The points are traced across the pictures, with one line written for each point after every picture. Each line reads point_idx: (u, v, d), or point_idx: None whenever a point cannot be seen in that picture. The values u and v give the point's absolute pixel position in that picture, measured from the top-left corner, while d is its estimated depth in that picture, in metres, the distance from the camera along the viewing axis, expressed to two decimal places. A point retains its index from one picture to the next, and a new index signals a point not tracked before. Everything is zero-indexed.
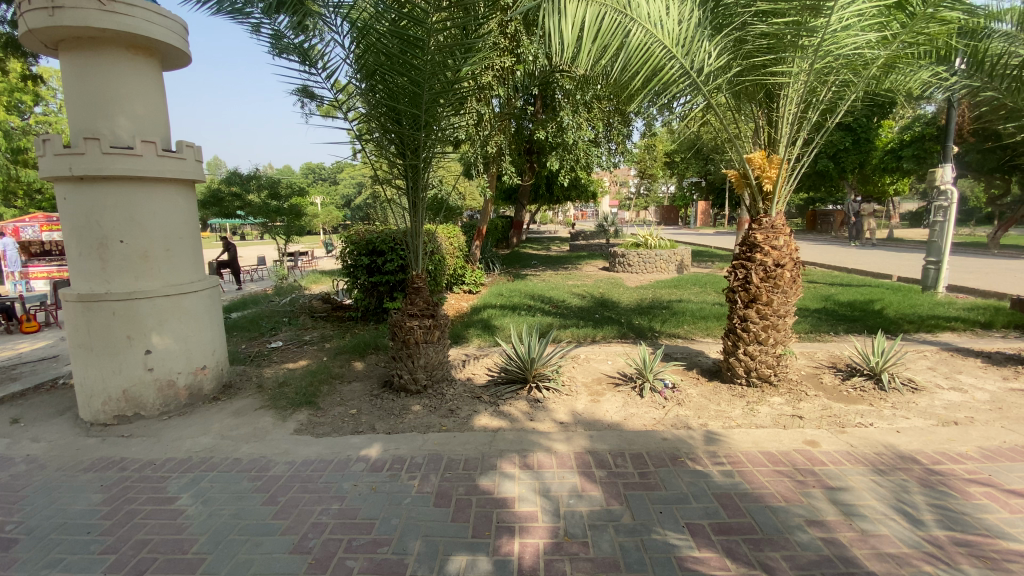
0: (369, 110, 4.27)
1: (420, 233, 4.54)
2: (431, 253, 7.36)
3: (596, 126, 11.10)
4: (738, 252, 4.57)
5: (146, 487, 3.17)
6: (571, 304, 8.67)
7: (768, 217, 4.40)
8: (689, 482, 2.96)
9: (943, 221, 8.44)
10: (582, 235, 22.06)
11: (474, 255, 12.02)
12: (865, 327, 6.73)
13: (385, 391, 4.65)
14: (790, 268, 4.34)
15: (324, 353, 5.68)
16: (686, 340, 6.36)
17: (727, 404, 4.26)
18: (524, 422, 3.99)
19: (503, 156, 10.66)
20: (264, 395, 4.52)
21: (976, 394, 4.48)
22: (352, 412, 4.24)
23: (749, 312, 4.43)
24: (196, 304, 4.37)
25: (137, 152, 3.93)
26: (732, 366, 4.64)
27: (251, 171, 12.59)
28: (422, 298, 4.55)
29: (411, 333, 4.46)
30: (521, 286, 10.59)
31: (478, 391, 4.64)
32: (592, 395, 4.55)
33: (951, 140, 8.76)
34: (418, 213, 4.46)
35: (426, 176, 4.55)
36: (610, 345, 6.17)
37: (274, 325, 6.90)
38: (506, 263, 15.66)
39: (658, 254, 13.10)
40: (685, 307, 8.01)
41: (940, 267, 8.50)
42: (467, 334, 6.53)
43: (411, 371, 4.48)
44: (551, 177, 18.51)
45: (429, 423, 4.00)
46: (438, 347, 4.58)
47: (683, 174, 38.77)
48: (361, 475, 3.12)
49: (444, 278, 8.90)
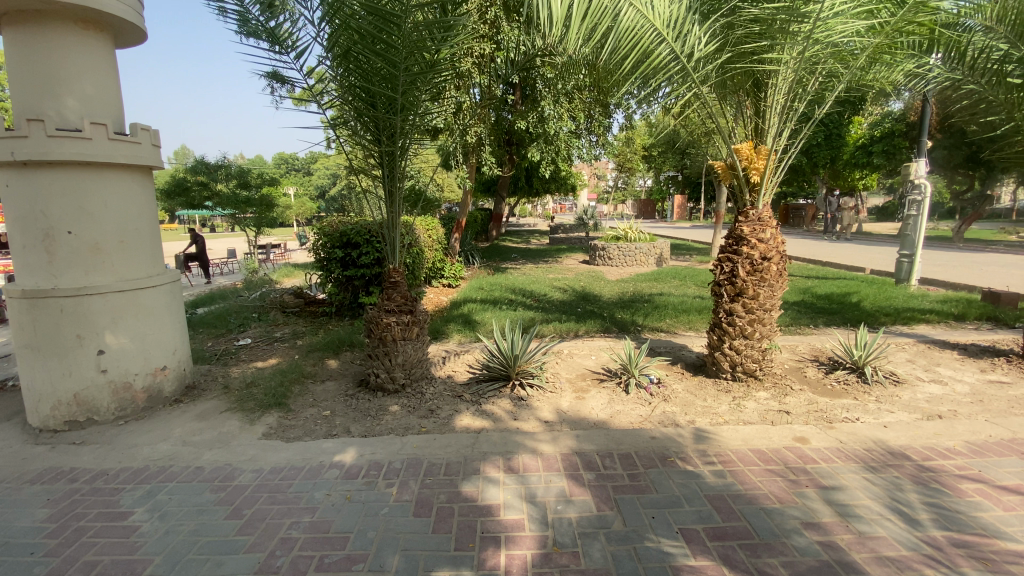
0: (342, 93, 4.01)
1: (397, 224, 4.31)
2: (409, 246, 7.11)
3: (577, 117, 10.96)
4: (724, 245, 4.49)
5: (97, 500, 2.90)
6: (552, 298, 8.53)
7: (755, 209, 4.31)
8: (681, 483, 2.84)
9: (917, 215, 8.51)
10: (562, 228, 21.98)
11: (453, 248, 11.79)
12: (844, 320, 6.78)
13: (360, 391, 4.43)
14: (776, 261, 4.28)
15: (296, 351, 5.41)
16: (669, 334, 6.30)
17: (713, 400, 4.18)
18: (508, 422, 3.83)
19: (483, 146, 10.43)
20: (231, 397, 4.25)
21: (956, 387, 4.52)
22: (326, 413, 4.02)
23: (735, 306, 4.35)
24: (154, 300, 4.06)
25: (86, 135, 3.59)
26: (718, 361, 4.56)
27: (218, 160, 12.06)
28: (399, 293, 4.33)
29: (388, 329, 4.25)
30: (501, 280, 10.41)
31: (459, 389, 4.46)
32: (576, 392, 4.42)
33: (925, 133, 8.81)
34: (395, 203, 4.22)
35: (403, 164, 4.31)
36: (594, 340, 6.06)
37: (242, 321, 6.57)
38: (486, 257, 15.44)
39: (638, 247, 13.08)
40: (666, 300, 7.96)
41: (913, 260, 8.65)
42: (447, 329, 6.33)
43: (388, 369, 4.28)
44: (531, 169, 18.34)
45: (408, 424, 3.81)
46: (417, 344, 4.38)
47: (661, 167, 39.04)
48: (335, 483, 2.92)
49: (422, 271, 8.66)
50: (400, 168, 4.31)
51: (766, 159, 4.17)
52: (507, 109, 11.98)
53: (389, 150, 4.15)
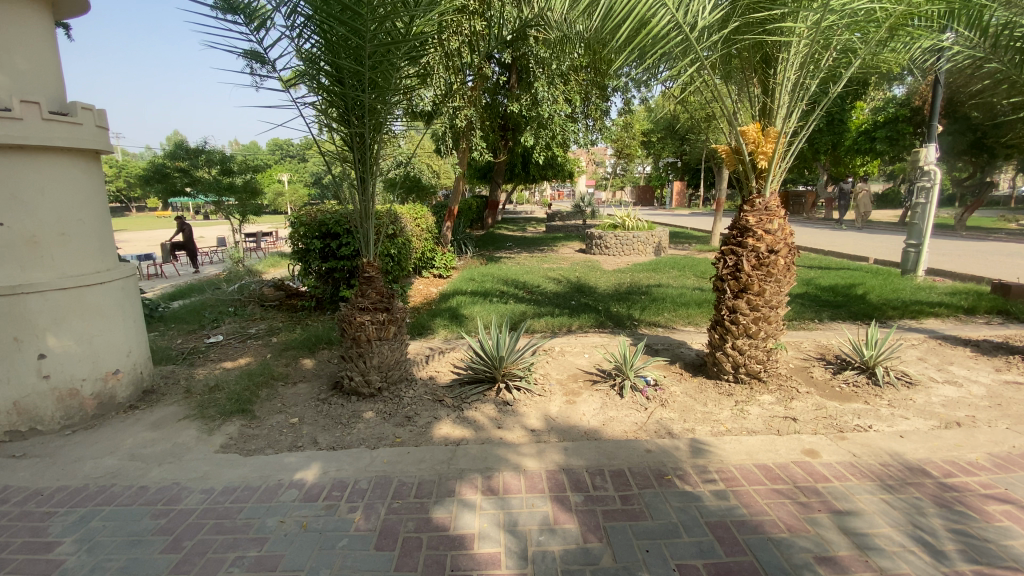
0: (307, 67, 3.61)
1: (370, 214, 3.92)
2: (394, 236, 6.74)
3: (573, 100, 10.54)
4: (728, 237, 4.15)
5: (22, 528, 2.58)
6: (546, 290, 8.19)
7: (762, 198, 3.95)
8: (678, 508, 2.53)
9: (925, 203, 8.19)
10: (559, 216, 21.59)
11: (445, 237, 11.42)
12: (850, 313, 6.46)
13: (334, 395, 4.10)
14: (784, 254, 3.94)
15: (269, 350, 5.08)
16: (667, 330, 5.98)
17: (714, 405, 3.87)
18: (490, 431, 3.51)
19: (473, 131, 10.01)
20: (191, 403, 3.93)
21: (972, 389, 4.21)
22: (293, 422, 3.70)
23: (739, 303, 4.03)
24: (104, 297, 3.71)
25: (15, 116, 3.20)
26: (719, 362, 4.25)
27: (199, 145, 11.61)
28: (375, 289, 3.99)
29: (362, 329, 3.91)
30: (494, 270, 10.05)
31: (440, 392, 4.14)
32: (567, 396, 4.10)
33: (935, 117, 8.40)
34: (367, 191, 3.83)
35: (377, 148, 3.92)
36: (588, 336, 5.73)
37: (217, 316, 6.23)
38: (480, 246, 15.06)
39: (636, 236, 12.71)
40: (664, 292, 7.63)
41: (921, 250, 8.30)
42: (433, 325, 6.00)
43: (363, 372, 3.95)
44: (527, 155, 17.86)
45: (382, 434, 3.49)
46: (395, 345, 4.05)
47: (660, 153, 38.45)
48: (291, 508, 2.60)
49: (410, 262, 8.31)
50: (373, 152, 3.92)
51: (775, 142, 3.80)
52: (500, 93, 11.53)
53: (359, 132, 3.76)
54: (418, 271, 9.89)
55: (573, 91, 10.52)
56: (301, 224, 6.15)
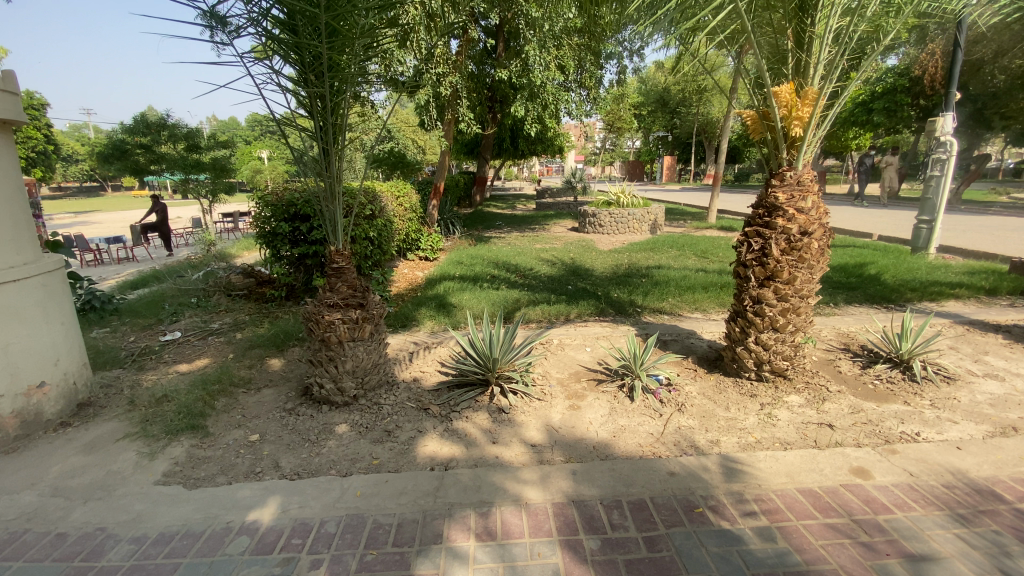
0: (252, 9, 2.93)
1: (336, 192, 3.30)
2: (374, 218, 6.11)
3: (565, 66, 9.80)
4: (751, 216, 3.63)
5: None
6: (540, 273, 7.65)
7: (793, 170, 3.42)
8: (716, 556, 2.07)
9: (940, 175, 7.70)
10: (549, 192, 20.91)
11: (431, 217, 10.78)
12: (866, 296, 6.03)
13: (302, 403, 3.57)
14: (817, 237, 3.45)
15: (232, 349, 4.51)
16: (673, 317, 5.51)
17: (737, 409, 3.41)
18: (484, 447, 3.01)
19: (459, 101, 9.26)
20: (135, 417, 3.39)
21: (1018, 384, 3.78)
22: (253, 439, 3.18)
23: (765, 292, 3.54)
24: (20, 298, 3.10)
25: None
26: (739, 358, 3.77)
27: (161, 118, 10.70)
28: (347, 281, 3.43)
29: (333, 329, 3.35)
30: (484, 252, 9.46)
31: (426, 398, 3.63)
32: (570, 400, 3.61)
33: (953, 82, 7.71)
34: (331, 163, 3.19)
35: (342, 113, 3.27)
36: (588, 326, 5.23)
37: (178, 309, 5.64)
38: (468, 225, 14.41)
39: (631, 213, 12.17)
40: (666, 274, 7.15)
41: (933, 226, 7.85)
42: (417, 315, 5.46)
43: (335, 378, 3.41)
44: (515, 128, 17.04)
45: (356, 454, 2.98)
46: (372, 346, 3.51)
47: (651, 126, 37.60)
48: (238, 566, 2.10)
49: (393, 244, 7.69)
50: (337, 118, 3.26)
51: (814, 104, 3.24)
52: (489, 62, 11.10)
53: (317, 92, 3.08)
54: (402, 253, 9.29)
55: (566, 56, 9.76)
56: (269, 205, 5.53)
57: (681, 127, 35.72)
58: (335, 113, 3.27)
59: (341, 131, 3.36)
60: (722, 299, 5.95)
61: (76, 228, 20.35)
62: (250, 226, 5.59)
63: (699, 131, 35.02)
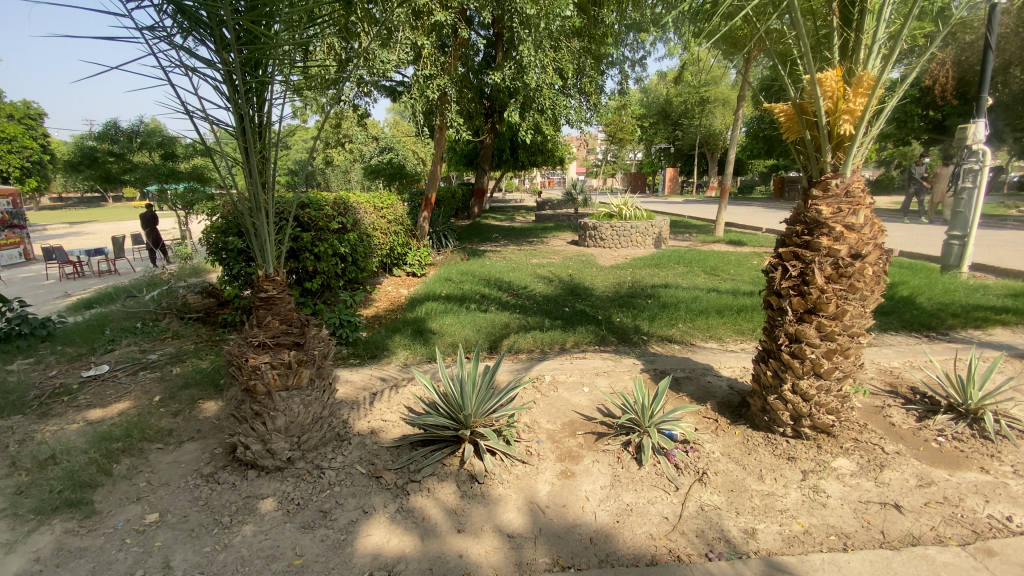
0: None
1: (259, 204, 2.59)
2: (347, 232, 5.41)
3: (564, 70, 9.15)
4: (786, 234, 2.96)
5: None
6: (535, 292, 6.93)
7: (840, 178, 2.73)
8: None
9: (972, 187, 6.90)
10: (549, 204, 20.29)
11: (421, 229, 10.12)
12: (902, 323, 5.31)
13: (226, 467, 2.87)
14: (873, 260, 2.74)
15: (163, 388, 3.82)
16: (683, 347, 4.79)
17: (773, 479, 2.69)
18: (446, 540, 2.31)
19: (449, 105, 8.59)
20: (12, 488, 2.71)
21: None
22: (151, 522, 2.49)
23: (805, 329, 2.83)
24: None
25: None
26: (771, 409, 3.06)
27: (134, 125, 10.18)
28: (281, 314, 2.73)
29: (258, 377, 2.64)
30: (475, 267, 8.76)
31: (382, 459, 2.92)
32: (562, 463, 2.89)
33: (987, 85, 6.99)
34: (253, 168, 2.52)
35: (267, 105, 2.60)
36: (587, 358, 4.50)
37: (118, 335, 4.97)
38: (463, 238, 13.76)
39: (634, 226, 11.50)
40: (674, 294, 6.44)
41: (966, 243, 7.09)
42: (390, 344, 4.75)
43: (263, 437, 2.70)
44: (513, 137, 16.46)
45: (276, 549, 2.28)
46: (313, 395, 2.80)
47: (653, 137, 37.14)
48: None
49: (374, 260, 7.01)
50: (259, 114, 2.60)
51: (869, 94, 2.54)
52: (486, 72, 11.16)
53: (227, 76, 2.40)
54: (388, 268, 8.60)
55: (565, 60, 9.13)
56: (224, 218, 4.90)
57: (684, 139, 35.25)
58: (258, 108, 2.61)
59: (269, 131, 2.70)
60: (738, 326, 5.22)
61: (61, 240, 19.67)
62: (203, 242, 4.96)
63: (702, 143, 34.55)
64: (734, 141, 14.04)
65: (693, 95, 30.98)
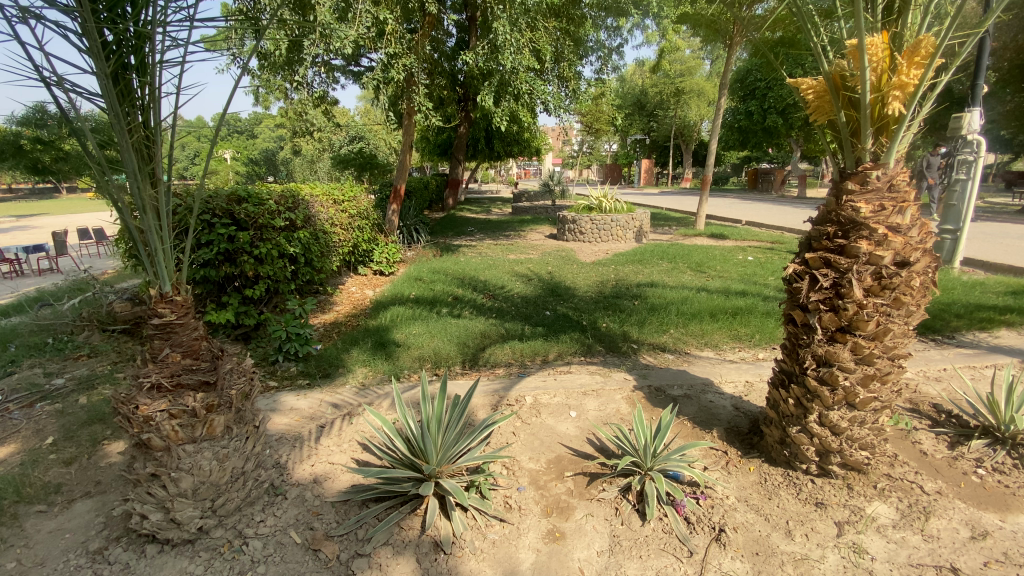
0: None
1: (143, 198, 1.96)
2: (297, 229, 4.73)
3: (541, 53, 8.52)
4: (813, 234, 2.45)
5: None
6: (514, 293, 6.36)
7: (883, 169, 2.24)
8: None
9: (966, 179, 6.61)
10: (526, 195, 19.69)
11: (389, 223, 9.42)
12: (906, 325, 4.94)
13: (122, 538, 2.25)
14: (921, 269, 2.28)
15: (62, 426, 3.17)
16: (677, 357, 4.32)
17: (803, 536, 2.23)
18: None
19: (416, 88, 7.86)
20: None
21: None
22: None
23: (838, 351, 2.35)
24: None
25: None
26: (793, 444, 2.60)
27: None
28: (184, 346, 2.11)
29: (153, 430, 2.05)
30: (448, 265, 8.13)
31: (324, 522, 2.34)
32: (548, 518, 2.37)
33: (983, 72, 6.69)
34: (130, 154, 1.89)
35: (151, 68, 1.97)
36: (572, 373, 3.97)
37: (22, 354, 4.22)
38: (436, 231, 13.07)
39: (614, 219, 11.02)
40: (661, 293, 5.98)
41: (958, 238, 6.84)
42: (347, 361, 4.14)
43: (164, 505, 2.10)
44: (488, 126, 15.76)
45: None
46: (230, 447, 2.20)
47: (629, 128, 36.83)
48: None
49: (334, 259, 6.34)
50: (141, 82, 1.97)
51: (927, 65, 2.09)
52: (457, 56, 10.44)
53: (82, 24, 1.77)
54: (352, 266, 7.89)
55: (542, 41, 8.48)
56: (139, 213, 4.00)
57: (660, 130, 35.02)
58: (139, 74, 1.99)
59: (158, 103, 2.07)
60: (734, 330, 4.76)
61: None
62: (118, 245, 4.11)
63: (677, 134, 34.43)
64: (715, 130, 13.63)
65: (669, 86, 30.72)
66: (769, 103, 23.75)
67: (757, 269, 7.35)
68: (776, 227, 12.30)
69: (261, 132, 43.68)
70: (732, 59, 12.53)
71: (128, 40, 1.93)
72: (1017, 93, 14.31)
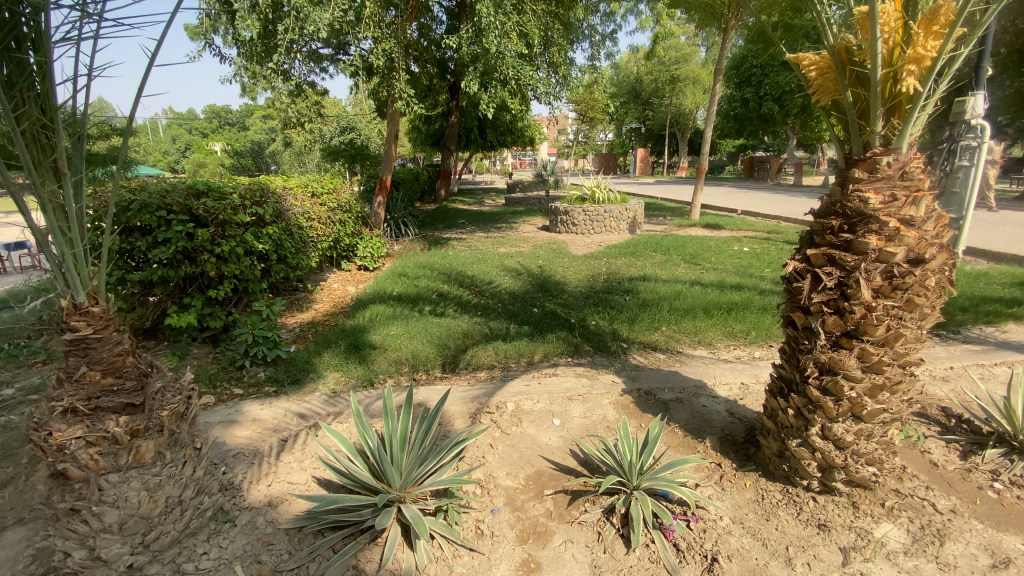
0: None
1: (41, 193, 1.70)
2: (266, 225, 4.45)
3: (530, 37, 8.17)
4: (816, 228, 2.21)
5: None
6: (501, 289, 6.10)
7: (895, 154, 1.99)
8: None
9: (970, 166, 6.31)
10: (519, 186, 19.36)
11: (375, 217, 9.13)
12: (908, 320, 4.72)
13: None
14: (937, 267, 2.05)
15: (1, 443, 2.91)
16: (669, 356, 4.08)
17: (805, 566, 2.02)
18: None
19: (398, 74, 7.51)
20: None
21: None
22: None
23: (843, 358, 2.12)
24: None
25: None
26: (793, 458, 2.37)
27: None
28: (105, 363, 1.87)
29: (68, 459, 1.81)
30: (435, 259, 7.86)
31: (274, 553, 2.10)
32: (524, 546, 2.15)
33: (988, 54, 6.41)
34: (21, 144, 1.64)
35: (45, 43, 1.72)
36: (557, 376, 3.73)
37: None
38: (426, 224, 12.76)
39: (607, 209, 10.76)
40: (654, 287, 5.74)
41: (961, 227, 6.61)
42: (319, 366, 3.89)
43: (86, 542, 1.85)
44: (479, 115, 15.39)
45: None
46: (163, 475, 1.97)
47: (624, 116, 36.37)
48: None
49: (312, 255, 6.05)
50: (35, 60, 1.72)
51: (948, 35, 1.84)
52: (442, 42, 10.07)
53: None
54: (334, 262, 7.60)
55: (530, 24, 8.13)
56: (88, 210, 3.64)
57: (655, 118, 34.59)
58: (34, 52, 1.74)
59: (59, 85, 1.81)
60: (730, 327, 4.53)
61: None
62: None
63: (672, 123, 34.04)
64: (710, 117, 13.30)
65: (664, 73, 30.29)
66: (764, 90, 23.42)
67: (753, 261, 7.11)
68: (772, 216, 12.06)
69: (251, 124, 42.97)
70: (727, 44, 12.20)
71: (18, 11, 1.68)
72: (1016, 77, 14.06)
